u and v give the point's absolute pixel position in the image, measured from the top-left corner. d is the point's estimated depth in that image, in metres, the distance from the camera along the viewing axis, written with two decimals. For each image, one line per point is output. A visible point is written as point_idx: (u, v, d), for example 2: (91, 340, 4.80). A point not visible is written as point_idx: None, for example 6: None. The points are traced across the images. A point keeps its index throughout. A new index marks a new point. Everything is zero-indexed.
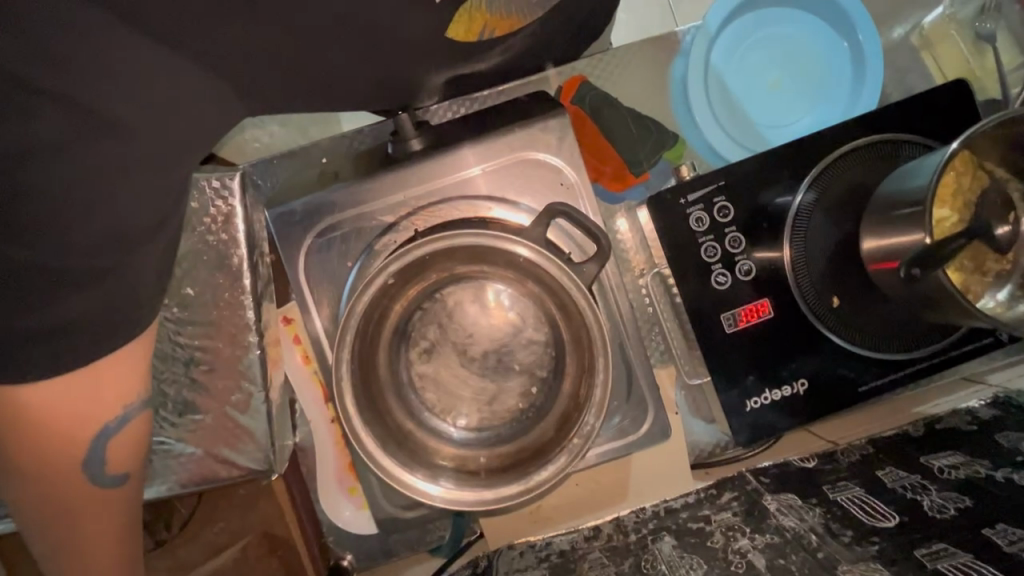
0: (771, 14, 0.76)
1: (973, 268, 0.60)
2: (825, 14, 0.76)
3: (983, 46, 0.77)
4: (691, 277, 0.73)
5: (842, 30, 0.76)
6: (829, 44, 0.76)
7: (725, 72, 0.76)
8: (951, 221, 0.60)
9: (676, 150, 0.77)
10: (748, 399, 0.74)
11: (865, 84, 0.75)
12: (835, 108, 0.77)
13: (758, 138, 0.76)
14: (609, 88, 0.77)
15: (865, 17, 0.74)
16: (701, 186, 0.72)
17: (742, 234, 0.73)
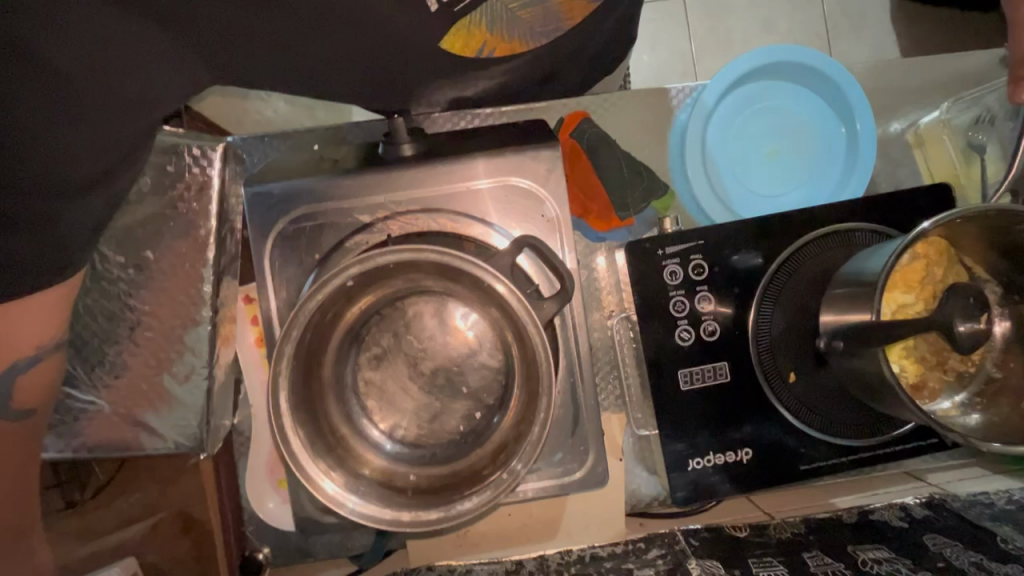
0: (776, 88, 0.78)
1: (930, 359, 0.62)
2: (828, 97, 0.78)
3: (972, 156, 0.79)
4: (655, 329, 0.73)
5: (842, 115, 0.77)
6: (827, 127, 0.78)
7: (726, 130, 0.77)
8: (912, 310, 0.61)
9: (665, 201, 0.78)
10: (692, 458, 0.75)
11: (855, 172, 0.76)
12: (822, 189, 0.78)
13: (745, 205, 0.77)
14: (608, 130, 0.77)
15: (866, 107, 0.75)
16: (682, 240, 0.73)
17: (712, 294, 0.73)
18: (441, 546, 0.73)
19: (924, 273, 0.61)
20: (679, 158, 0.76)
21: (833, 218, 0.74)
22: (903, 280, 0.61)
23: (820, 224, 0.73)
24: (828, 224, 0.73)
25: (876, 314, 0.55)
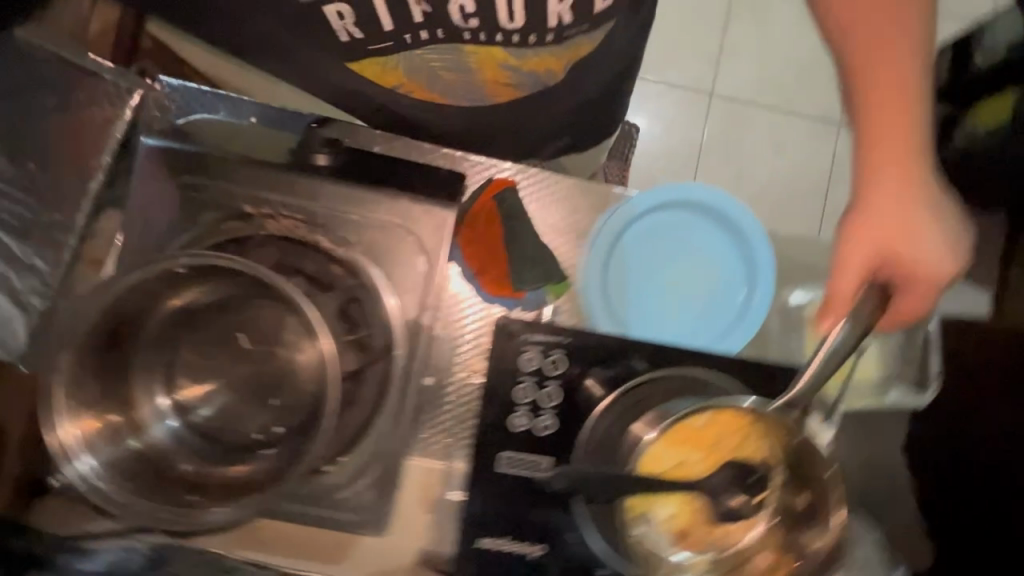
0: (699, 227, 0.83)
1: (691, 513, 0.65)
2: (742, 252, 0.82)
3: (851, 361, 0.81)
4: (495, 406, 0.72)
5: (747, 273, 0.81)
6: (732, 279, 0.82)
7: (658, 229, 0.82)
8: (684, 467, 0.65)
9: (558, 288, 0.79)
10: (482, 534, 0.71)
11: (740, 328, 0.79)
12: (697, 333, 0.81)
13: (631, 320, 0.80)
14: (527, 204, 0.80)
15: (768, 273, 0.80)
16: (549, 333, 0.73)
17: (561, 393, 0.72)
18: (213, 539, 0.71)
19: (705, 437, 0.65)
20: (600, 219, 0.80)
21: (701, 361, 0.75)
22: (681, 438, 0.65)
23: (689, 361, 0.74)
24: (695, 366, 0.74)
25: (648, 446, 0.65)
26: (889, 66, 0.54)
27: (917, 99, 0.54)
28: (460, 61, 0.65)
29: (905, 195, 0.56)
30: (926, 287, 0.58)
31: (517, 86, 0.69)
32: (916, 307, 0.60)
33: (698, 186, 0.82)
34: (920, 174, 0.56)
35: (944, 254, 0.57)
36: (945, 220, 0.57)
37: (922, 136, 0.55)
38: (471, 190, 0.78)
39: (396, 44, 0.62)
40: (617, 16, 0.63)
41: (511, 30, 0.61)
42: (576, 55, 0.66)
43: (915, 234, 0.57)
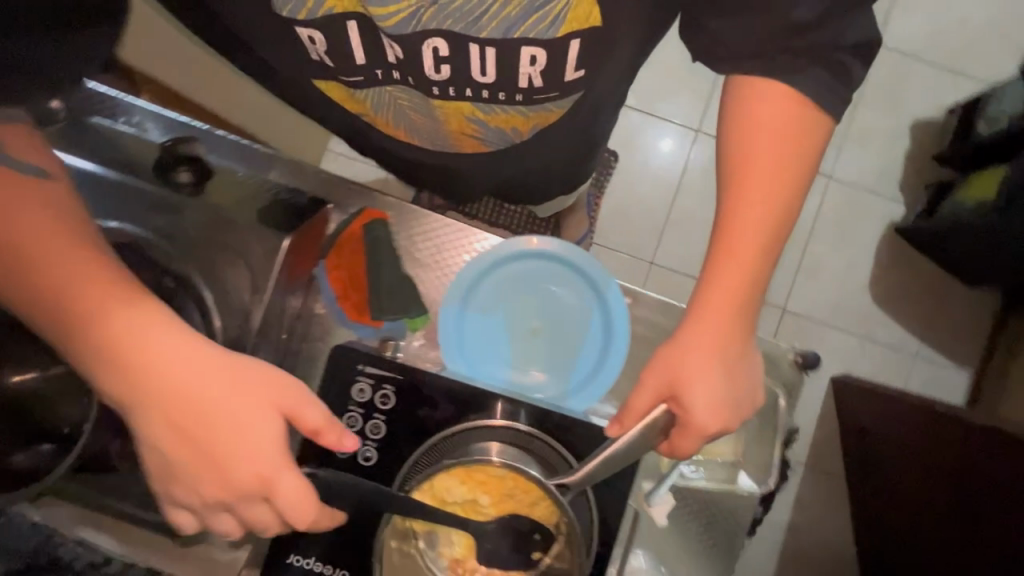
0: (570, 283, 0.84)
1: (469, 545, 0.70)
2: (605, 318, 0.81)
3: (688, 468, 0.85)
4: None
5: (605, 339, 0.81)
6: (590, 342, 0.81)
7: (542, 279, 0.84)
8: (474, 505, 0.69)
9: (418, 322, 0.81)
10: (294, 553, 0.75)
11: (582, 393, 0.79)
12: (529, 381, 0.80)
13: (479, 362, 0.80)
14: (398, 239, 0.83)
15: (621, 342, 0.79)
16: (385, 367, 0.75)
17: (386, 427, 0.74)
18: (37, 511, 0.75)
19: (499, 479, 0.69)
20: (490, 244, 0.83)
21: (529, 417, 0.75)
22: (474, 476, 0.69)
23: (515, 416, 0.74)
24: (524, 421, 0.74)
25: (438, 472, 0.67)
26: (751, 228, 0.67)
27: (756, 268, 0.68)
28: (426, 108, 0.87)
29: (716, 337, 0.68)
30: (698, 433, 0.69)
31: (479, 138, 0.94)
32: (686, 446, 0.70)
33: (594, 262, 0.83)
34: (735, 329, 0.69)
35: (719, 408, 0.69)
36: (732, 379, 0.69)
37: (748, 297, 0.69)
38: (342, 221, 0.82)
39: (365, 79, 0.83)
40: (582, 90, 0.84)
41: (482, 95, 0.82)
42: (542, 121, 0.90)
43: (701, 377, 0.68)
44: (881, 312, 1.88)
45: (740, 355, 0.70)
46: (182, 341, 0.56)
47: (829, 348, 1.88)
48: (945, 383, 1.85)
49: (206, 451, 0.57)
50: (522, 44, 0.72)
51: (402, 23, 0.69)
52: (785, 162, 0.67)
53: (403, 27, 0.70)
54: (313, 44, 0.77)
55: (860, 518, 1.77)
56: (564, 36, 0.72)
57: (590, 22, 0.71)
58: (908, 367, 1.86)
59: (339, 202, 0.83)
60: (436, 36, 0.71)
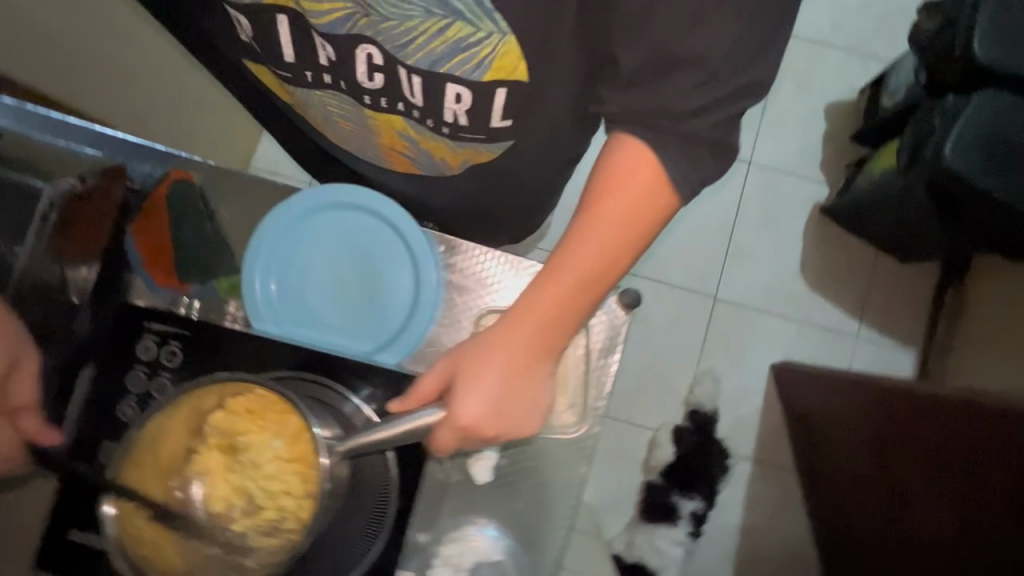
0: (390, 238, 0.79)
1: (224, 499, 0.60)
2: (418, 273, 0.78)
3: (536, 470, 0.78)
4: (101, 394, 0.70)
5: (417, 293, 0.77)
6: (402, 298, 0.78)
7: (365, 235, 0.79)
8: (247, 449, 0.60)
9: (228, 283, 0.80)
10: (73, 529, 0.69)
11: (389, 347, 0.76)
12: (320, 324, 0.78)
13: (284, 310, 0.77)
14: (207, 201, 0.81)
15: (432, 296, 0.76)
16: (170, 321, 0.72)
17: (171, 384, 0.70)
18: None
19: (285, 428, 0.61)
20: (321, 185, 0.78)
21: (320, 367, 0.73)
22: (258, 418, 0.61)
23: (303, 365, 0.72)
24: (314, 371, 0.72)
25: (255, 390, 0.62)
26: (587, 248, 0.49)
27: (574, 294, 0.50)
28: (357, 115, 0.66)
29: (504, 353, 0.51)
30: (456, 435, 0.51)
31: (410, 159, 0.72)
32: (442, 444, 0.52)
33: (420, 229, 0.78)
34: (534, 349, 0.51)
35: (485, 425, 0.51)
36: (511, 399, 0.52)
37: (557, 321, 0.51)
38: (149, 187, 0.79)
39: (297, 79, 0.62)
40: (515, 140, 0.66)
41: (414, 116, 0.62)
42: (474, 158, 0.70)
43: (474, 384, 0.51)
44: (815, 296, 1.80)
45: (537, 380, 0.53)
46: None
47: (764, 336, 1.78)
48: (891, 365, 1.77)
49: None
50: (448, 80, 0.56)
51: (336, 23, 0.52)
52: (648, 191, 0.48)
53: (336, 26, 0.52)
54: (239, 26, 0.58)
55: (816, 515, 1.63)
56: (489, 83, 0.56)
57: (516, 76, 0.55)
58: (850, 351, 1.77)
59: (149, 167, 0.81)
60: (370, 43, 0.53)
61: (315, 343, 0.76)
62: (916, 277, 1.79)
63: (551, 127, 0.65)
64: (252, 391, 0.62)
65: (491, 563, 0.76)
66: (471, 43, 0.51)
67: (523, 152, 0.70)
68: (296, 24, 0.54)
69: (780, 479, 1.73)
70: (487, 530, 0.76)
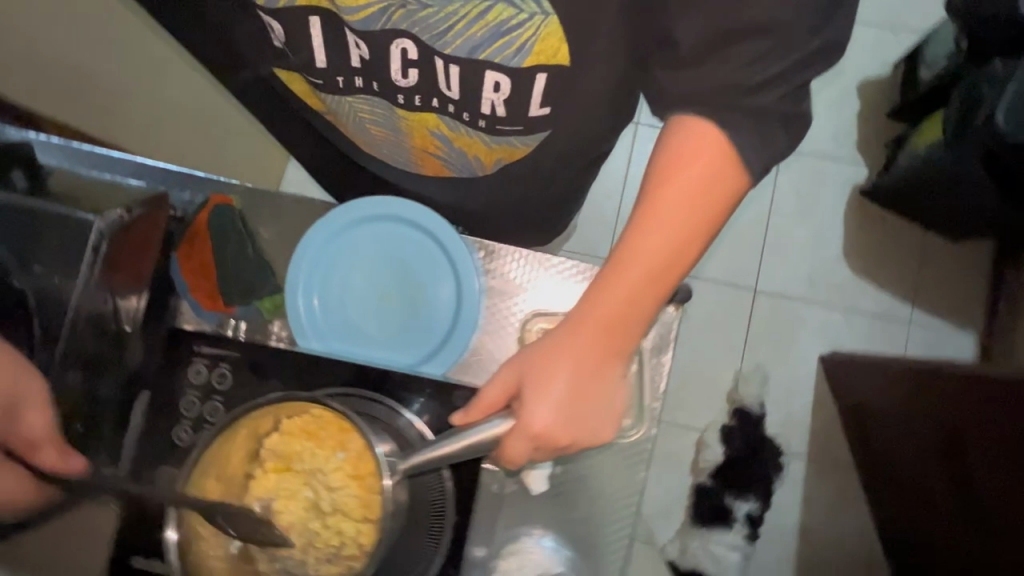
0: (427, 248, 0.78)
1: (293, 521, 0.61)
2: (459, 282, 0.76)
3: (585, 473, 0.75)
4: (164, 418, 0.72)
5: (458, 302, 0.76)
6: (444, 308, 0.77)
7: (405, 246, 0.78)
8: (311, 467, 0.61)
9: (270, 302, 0.79)
10: (136, 556, 0.70)
11: (433, 358, 0.75)
12: (364, 338, 0.78)
13: (327, 325, 0.77)
14: (246, 223, 0.82)
15: (473, 304, 0.75)
16: (221, 346, 0.74)
17: (224, 408, 0.72)
18: None
19: (346, 443, 0.62)
20: (355, 199, 0.77)
21: (370, 381, 0.72)
22: (315, 436, 0.61)
23: (352, 379, 0.72)
24: (362, 386, 0.72)
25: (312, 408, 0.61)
26: (658, 235, 0.46)
27: (643, 288, 0.47)
28: (390, 118, 0.65)
29: (573, 352, 0.48)
30: (529, 442, 0.49)
31: (443, 161, 0.71)
32: (511, 454, 0.50)
33: (457, 235, 0.76)
34: (605, 346, 0.49)
35: (559, 426, 0.49)
36: (583, 400, 0.50)
37: (629, 314, 0.48)
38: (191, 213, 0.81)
39: (328, 85, 0.62)
40: (553, 130, 0.64)
41: (449, 111, 0.61)
42: (510, 155, 0.69)
43: (545, 386, 0.49)
44: (861, 282, 1.72)
45: (606, 381, 0.50)
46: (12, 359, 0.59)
47: (811, 326, 1.71)
48: (951, 349, 1.68)
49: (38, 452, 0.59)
50: (487, 67, 0.54)
51: (371, 19, 0.51)
52: (721, 170, 0.46)
53: (371, 22, 0.51)
54: (273, 34, 0.58)
55: (883, 514, 1.54)
56: (530, 68, 0.54)
57: (557, 60, 0.53)
58: (904, 335, 1.69)
59: (192, 195, 0.83)
60: (407, 36, 0.52)
61: (359, 359, 0.75)
62: (970, 254, 1.70)
63: (588, 118, 0.63)
64: (309, 411, 0.61)
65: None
66: (512, 27, 0.50)
67: (559, 146, 0.68)
68: (329, 24, 0.53)
69: (840, 475, 1.65)
70: (543, 541, 0.74)
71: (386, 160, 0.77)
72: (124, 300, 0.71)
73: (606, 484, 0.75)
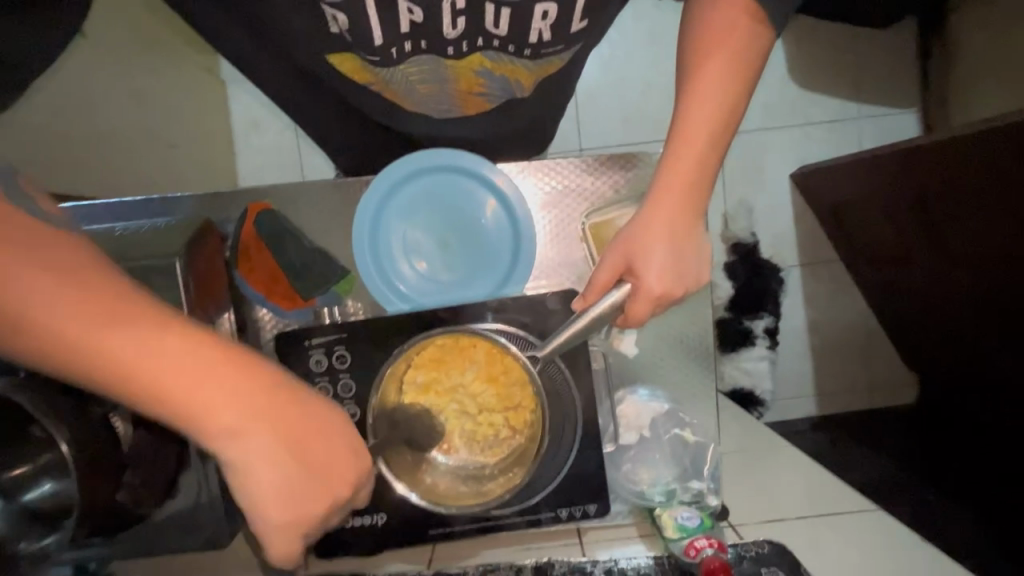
0: (470, 187, 0.84)
1: (451, 430, 0.81)
2: (508, 207, 0.84)
3: (658, 328, 0.91)
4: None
5: (513, 224, 0.84)
6: (503, 234, 0.85)
7: (444, 191, 0.84)
8: (453, 384, 0.81)
9: (347, 283, 0.86)
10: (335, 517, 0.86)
11: (511, 279, 0.84)
12: (442, 285, 0.86)
13: (409, 284, 0.85)
14: (288, 220, 0.86)
15: (529, 222, 0.83)
16: (326, 333, 0.81)
17: (354, 383, 0.81)
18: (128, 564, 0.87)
19: (471, 356, 0.81)
20: (391, 164, 0.81)
21: (471, 316, 0.82)
22: (448, 359, 0.81)
23: (455, 321, 0.81)
24: (466, 323, 0.81)
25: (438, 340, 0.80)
26: (710, 108, 0.59)
27: (705, 151, 0.61)
28: (437, 70, 0.71)
29: (665, 215, 0.63)
30: (649, 299, 0.65)
31: (485, 94, 0.78)
32: (637, 313, 0.66)
33: (493, 167, 0.82)
34: (685, 207, 0.63)
35: (669, 278, 0.65)
36: (682, 254, 0.64)
37: (699, 176, 0.62)
38: (235, 229, 0.85)
39: (383, 60, 0.67)
40: (585, 42, 0.69)
41: (495, 46, 0.66)
42: (545, 72, 0.74)
43: (652, 251, 0.63)
44: (811, 94, 1.84)
45: (692, 233, 0.65)
46: (218, 353, 0.42)
47: (778, 151, 1.85)
48: (898, 131, 1.85)
49: (294, 454, 0.45)
50: (537, 1, 0.59)
51: None
52: (746, 42, 0.58)
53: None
54: (333, 22, 0.63)
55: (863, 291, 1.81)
56: None
57: None
58: (857, 132, 1.85)
59: (227, 214, 0.86)
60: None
61: (447, 303, 0.84)
62: (900, 39, 1.82)
63: (602, 24, 0.68)
64: (436, 342, 0.80)
65: (662, 414, 0.89)
66: None
67: (573, 57, 0.73)
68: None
69: (831, 271, 1.88)
70: (640, 392, 0.90)
71: (424, 112, 0.83)
72: (218, 322, 0.79)
73: (674, 331, 0.91)
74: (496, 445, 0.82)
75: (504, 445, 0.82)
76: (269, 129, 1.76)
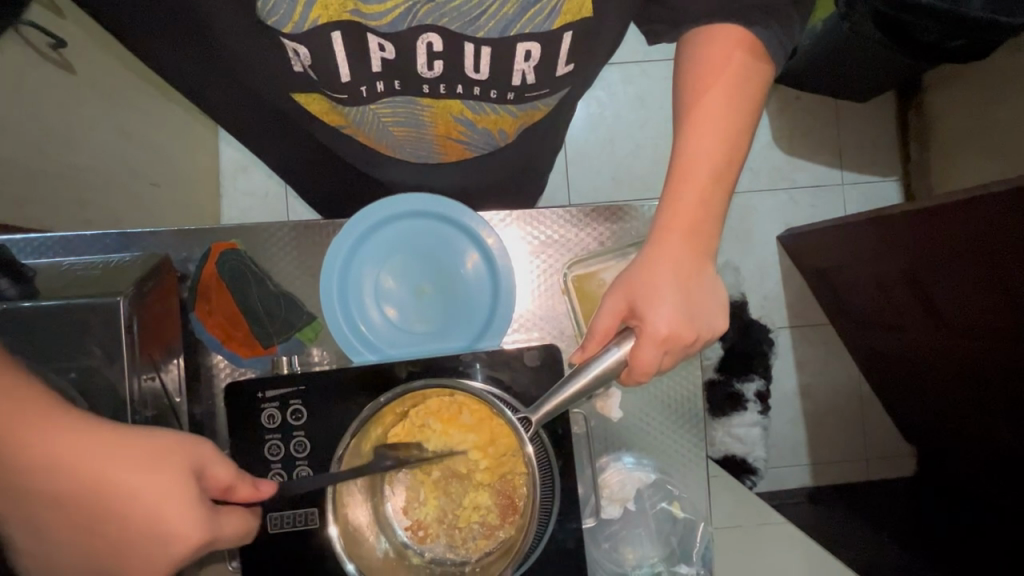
0: (447, 232, 0.80)
1: (428, 512, 0.75)
2: (488, 254, 0.79)
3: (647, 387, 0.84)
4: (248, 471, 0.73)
5: (492, 272, 0.79)
6: (482, 282, 0.80)
7: (421, 237, 0.80)
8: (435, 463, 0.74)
9: (311, 331, 0.80)
10: None
11: (489, 332, 0.79)
12: (414, 334, 0.80)
13: (377, 331, 0.79)
14: (255, 262, 0.81)
15: (509, 271, 0.78)
16: (282, 385, 0.75)
17: (309, 441, 0.74)
18: None
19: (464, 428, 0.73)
20: (365, 206, 0.77)
21: (442, 370, 0.76)
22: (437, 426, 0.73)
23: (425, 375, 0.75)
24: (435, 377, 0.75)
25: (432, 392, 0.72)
26: (707, 148, 0.57)
27: (706, 193, 0.59)
28: (413, 113, 0.69)
29: (666, 256, 0.59)
30: (655, 342, 0.59)
31: (465, 143, 0.76)
32: (643, 361, 0.59)
33: (471, 212, 0.78)
34: (689, 249, 0.60)
35: (680, 325, 0.59)
36: (690, 299, 0.60)
37: (702, 219, 0.59)
38: (195, 269, 0.80)
39: (352, 99, 0.65)
40: (570, 86, 0.68)
41: (475, 93, 0.65)
42: (531, 119, 0.72)
43: (658, 291, 0.59)
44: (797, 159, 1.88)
45: (699, 272, 0.61)
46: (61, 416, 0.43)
47: (766, 212, 1.86)
48: (881, 198, 1.88)
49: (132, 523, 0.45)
50: (519, 40, 0.58)
51: (397, 20, 0.55)
52: (737, 79, 0.57)
53: (397, 23, 0.55)
54: (296, 57, 0.60)
55: (858, 359, 1.76)
56: (559, 28, 0.57)
57: (584, 13, 0.56)
58: (841, 197, 1.88)
59: (189, 251, 0.81)
60: (433, 30, 0.56)
61: (415, 354, 0.78)
62: (880, 112, 1.89)
63: (590, 71, 0.67)
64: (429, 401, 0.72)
65: (647, 485, 0.83)
66: None
67: (558, 105, 0.72)
68: (351, 37, 0.56)
69: (823, 334, 1.85)
70: (626, 460, 0.83)
71: (400, 155, 0.81)
72: (164, 369, 0.72)
73: (663, 392, 0.85)
74: (478, 531, 0.74)
75: (490, 536, 0.74)
76: (259, 172, 1.75)
